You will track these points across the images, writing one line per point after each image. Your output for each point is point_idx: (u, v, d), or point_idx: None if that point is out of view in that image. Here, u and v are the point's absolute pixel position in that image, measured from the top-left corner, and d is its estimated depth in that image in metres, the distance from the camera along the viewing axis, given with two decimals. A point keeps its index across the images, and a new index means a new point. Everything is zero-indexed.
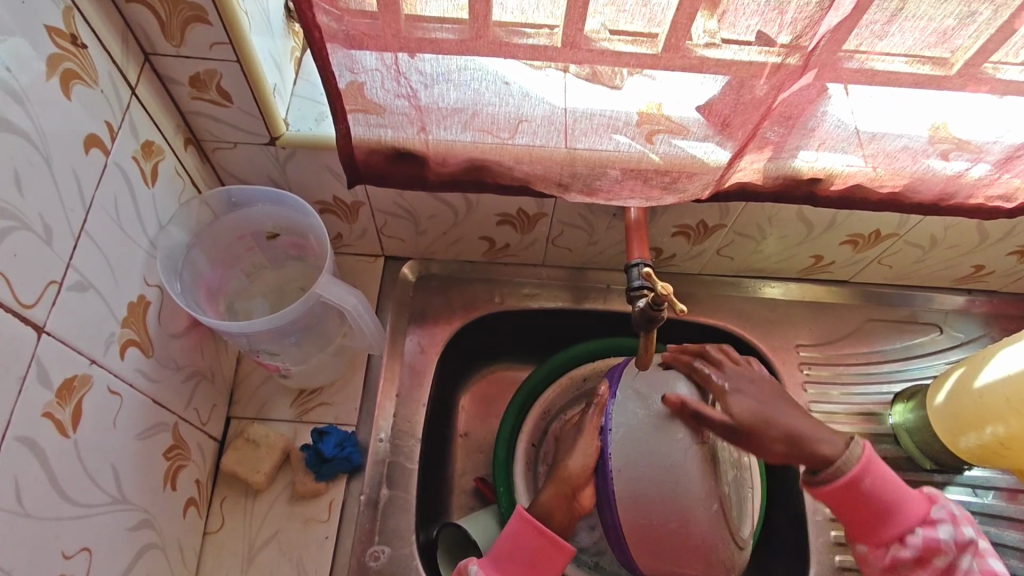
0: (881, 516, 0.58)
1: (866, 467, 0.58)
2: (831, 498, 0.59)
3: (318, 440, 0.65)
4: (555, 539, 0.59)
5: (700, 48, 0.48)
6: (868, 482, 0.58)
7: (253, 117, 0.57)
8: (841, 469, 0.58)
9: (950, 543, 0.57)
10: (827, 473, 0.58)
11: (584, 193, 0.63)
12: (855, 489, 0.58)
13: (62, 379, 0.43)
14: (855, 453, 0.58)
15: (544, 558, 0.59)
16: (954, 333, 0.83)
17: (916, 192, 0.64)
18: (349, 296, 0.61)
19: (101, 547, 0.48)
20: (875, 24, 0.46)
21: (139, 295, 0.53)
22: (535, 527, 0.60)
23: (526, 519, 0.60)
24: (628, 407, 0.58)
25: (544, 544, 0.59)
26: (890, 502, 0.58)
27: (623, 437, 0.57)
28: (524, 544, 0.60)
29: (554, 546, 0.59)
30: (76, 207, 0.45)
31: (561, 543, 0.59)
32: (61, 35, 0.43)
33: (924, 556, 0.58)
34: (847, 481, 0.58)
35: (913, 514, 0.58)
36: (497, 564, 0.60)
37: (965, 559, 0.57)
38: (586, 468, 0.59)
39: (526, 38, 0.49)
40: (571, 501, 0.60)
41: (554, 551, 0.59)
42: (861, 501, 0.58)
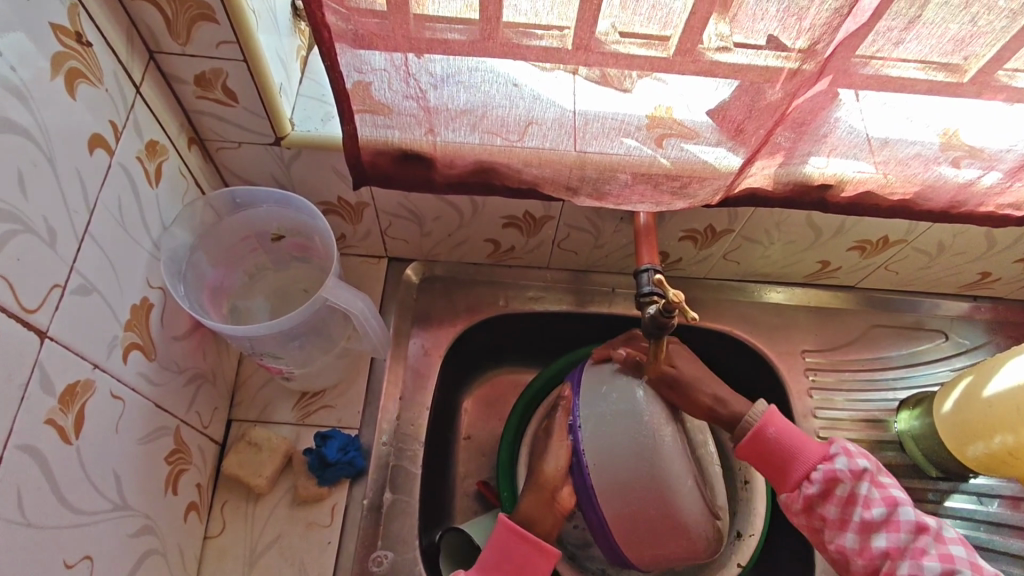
0: (786, 460, 0.58)
1: (768, 416, 0.59)
2: (743, 454, 0.60)
3: (321, 444, 0.64)
4: (540, 544, 0.57)
5: (711, 52, 0.48)
6: (772, 429, 0.59)
7: (259, 117, 0.56)
8: (746, 423, 0.60)
9: (846, 471, 0.57)
10: (738, 431, 0.61)
11: (593, 196, 0.62)
12: (759, 438, 0.59)
13: (65, 385, 0.43)
14: (758, 407, 0.60)
15: (531, 566, 0.57)
16: (959, 340, 0.83)
17: (927, 200, 0.63)
18: (356, 301, 0.61)
19: (102, 554, 0.47)
20: (892, 31, 0.46)
21: (142, 297, 0.52)
22: (518, 534, 0.57)
23: (509, 527, 0.58)
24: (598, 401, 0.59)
25: (530, 552, 0.57)
26: (795, 445, 0.58)
27: (595, 429, 0.57)
28: (507, 552, 0.57)
29: (540, 551, 0.57)
30: (80, 208, 0.44)
31: (546, 548, 0.57)
32: (65, 33, 0.42)
33: (829, 489, 0.57)
34: (752, 432, 0.59)
35: (814, 452, 0.58)
36: None
37: (863, 487, 0.56)
38: (562, 466, 0.60)
39: (537, 40, 0.48)
40: (554, 502, 0.60)
41: (541, 556, 0.57)
42: (767, 448, 0.59)
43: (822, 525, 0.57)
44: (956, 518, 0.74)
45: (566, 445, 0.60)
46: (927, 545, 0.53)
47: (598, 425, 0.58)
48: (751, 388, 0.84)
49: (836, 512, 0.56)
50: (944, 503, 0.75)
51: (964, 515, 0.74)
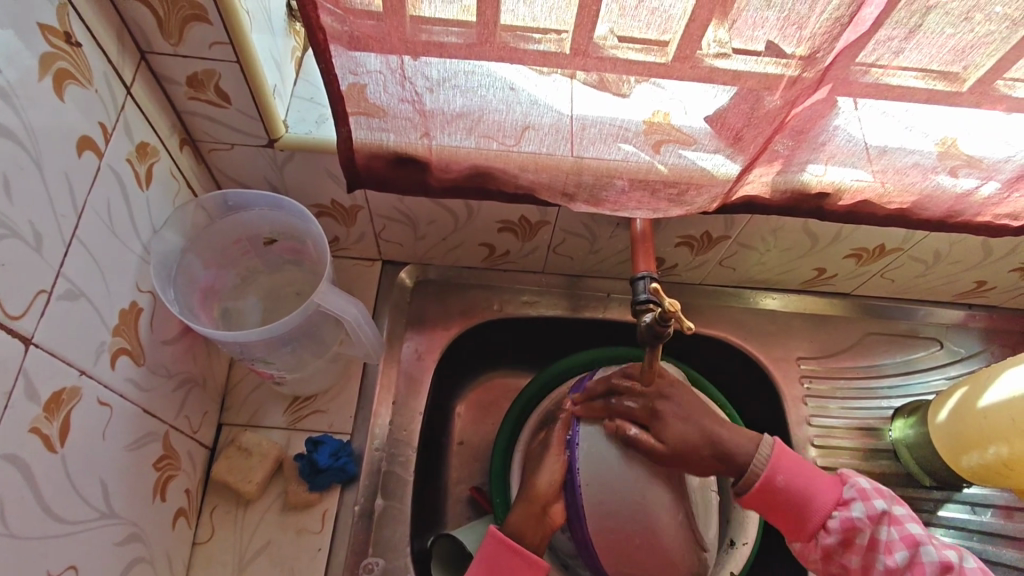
0: (801, 510, 0.56)
1: (775, 463, 0.56)
2: (753, 504, 0.57)
3: (313, 450, 0.64)
4: (531, 559, 0.57)
5: (710, 58, 0.47)
6: (782, 477, 0.56)
7: (252, 118, 0.55)
8: (752, 472, 0.57)
9: (865, 519, 0.55)
10: (742, 480, 0.57)
11: (590, 203, 0.62)
12: (769, 487, 0.56)
13: (50, 393, 0.42)
14: (763, 451, 0.57)
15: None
16: (953, 348, 0.83)
17: (924, 209, 0.63)
18: (350, 307, 0.60)
19: (88, 563, 0.46)
20: (893, 40, 0.45)
21: (131, 302, 0.51)
22: (510, 548, 0.57)
23: (500, 540, 0.57)
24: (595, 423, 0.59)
25: (519, 566, 0.56)
26: (807, 492, 0.56)
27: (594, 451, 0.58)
28: (497, 567, 0.56)
29: (530, 565, 0.57)
30: (68, 213, 0.43)
31: (537, 562, 0.57)
32: (54, 33, 0.41)
33: (848, 538, 0.55)
34: (761, 482, 0.56)
35: (827, 499, 0.56)
36: None
37: (883, 531, 0.55)
38: (555, 482, 0.60)
39: (535, 44, 0.47)
40: (544, 516, 0.59)
41: (531, 572, 0.57)
42: (779, 499, 0.56)
43: (842, 572, 0.56)
44: (949, 527, 0.74)
45: (561, 459, 0.60)
46: None
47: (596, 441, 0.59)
48: (746, 395, 0.84)
49: (858, 562, 0.55)
50: (937, 512, 0.75)
51: (958, 525, 0.74)
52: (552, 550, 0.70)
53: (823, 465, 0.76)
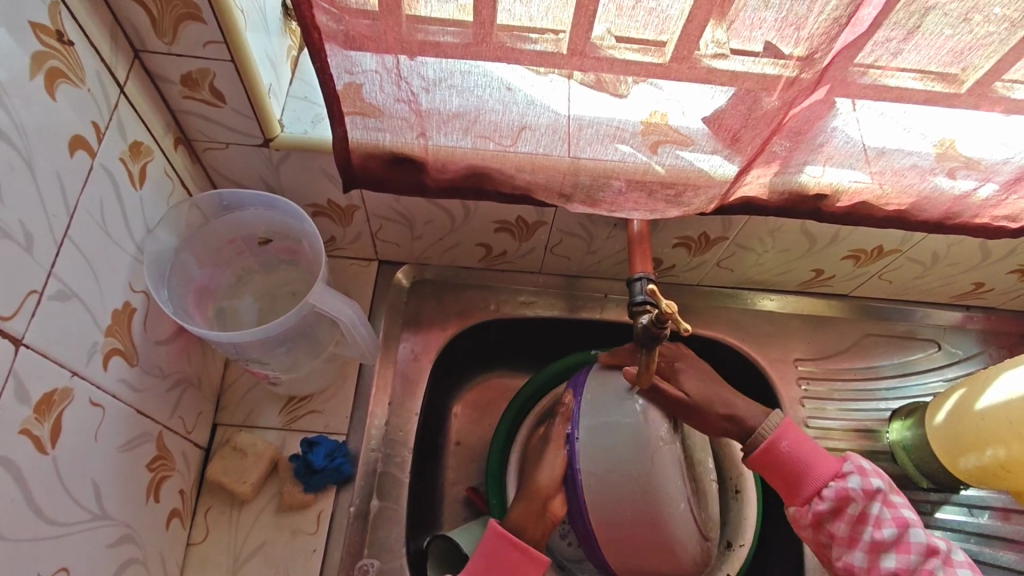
0: (799, 476, 0.57)
1: (782, 429, 0.58)
2: (756, 465, 0.58)
3: (308, 451, 0.64)
4: (531, 553, 0.56)
5: (708, 58, 0.47)
6: (786, 443, 0.57)
7: (248, 118, 0.55)
8: (759, 436, 0.58)
9: (860, 491, 0.55)
10: (750, 441, 0.59)
11: (587, 204, 0.62)
12: (771, 450, 0.57)
13: (41, 394, 0.42)
14: (773, 419, 0.58)
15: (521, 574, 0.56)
16: (951, 350, 0.82)
17: (922, 210, 0.63)
18: (344, 307, 0.60)
19: (80, 565, 0.46)
20: (891, 41, 0.45)
21: (124, 302, 0.51)
22: (510, 541, 0.56)
23: (499, 534, 0.57)
24: (597, 417, 0.59)
25: (519, 560, 0.56)
26: (807, 460, 0.57)
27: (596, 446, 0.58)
28: (497, 560, 0.56)
29: (530, 560, 0.56)
30: (60, 212, 0.43)
31: (537, 556, 0.56)
32: (45, 32, 0.41)
33: (840, 507, 0.56)
34: (766, 445, 0.58)
35: (826, 469, 0.57)
36: None
37: (875, 506, 0.55)
38: (556, 477, 0.60)
39: (532, 44, 0.47)
40: (544, 513, 0.59)
41: (531, 567, 0.56)
42: (780, 462, 0.57)
43: (829, 541, 0.57)
44: (946, 529, 0.74)
45: (561, 455, 0.61)
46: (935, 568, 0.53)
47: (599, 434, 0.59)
48: (743, 396, 0.83)
49: (845, 530, 0.55)
50: (934, 514, 0.75)
51: (955, 527, 0.74)
52: (548, 551, 0.70)
53: None
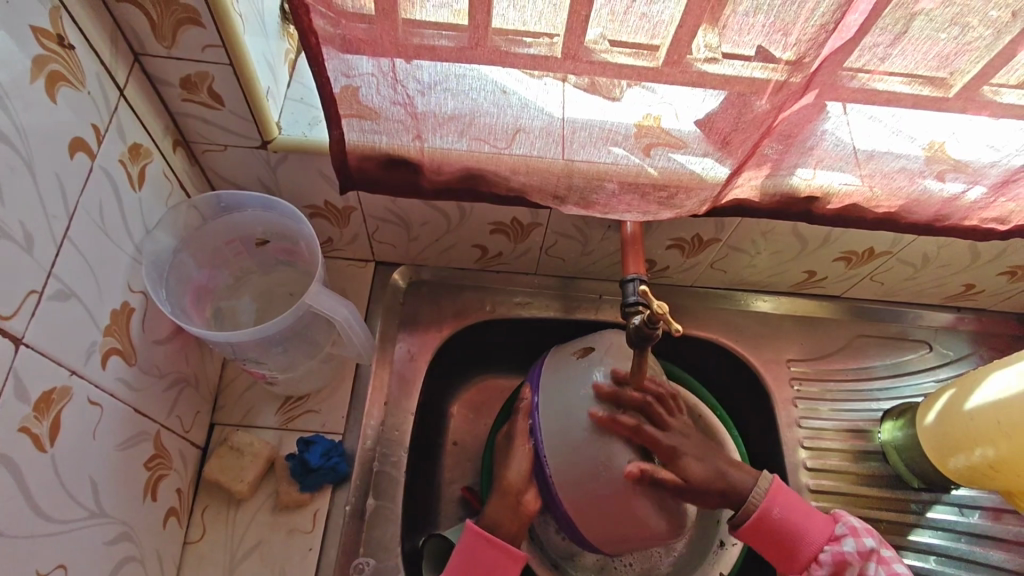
0: (794, 542, 0.59)
1: (772, 498, 0.59)
2: (749, 534, 0.60)
3: (304, 449, 0.64)
4: (508, 548, 0.58)
5: (700, 62, 0.48)
6: (777, 510, 0.59)
7: (245, 120, 0.55)
8: (751, 503, 0.59)
9: (855, 554, 0.58)
10: (742, 510, 0.60)
11: (580, 206, 0.62)
12: (765, 518, 0.59)
13: (40, 393, 0.42)
14: (763, 484, 0.60)
15: (499, 569, 0.58)
16: (943, 351, 0.83)
17: (913, 212, 0.64)
18: (340, 308, 0.61)
19: (78, 562, 0.47)
20: (878, 46, 0.46)
21: (123, 302, 0.51)
22: (486, 539, 0.58)
23: (476, 532, 0.58)
24: (558, 402, 0.59)
25: (499, 556, 0.58)
26: (800, 526, 0.59)
27: (552, 429, 0.58)
28: (476, 559, 0.58)
29: (508, 555, 0.58)
30: (60, 214, 0.44)
31: (514, 551, 0.58)
32: (47, 36, 0.42)
33: (838, 572, 0.58)
34: (760, 512, 0.59)
35: (819, 532, 0.59)
36: None
37: (871, 567, 0.58)
38: (525, 471, 0.60)
39: (526, 47, 0.48)
40: (518, 506, 0.60)
41: (510, 561, 0.58)
42: (773, 531, 0.59)
43: None
44: (936, 529, 0.75)
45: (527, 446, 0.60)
46: None
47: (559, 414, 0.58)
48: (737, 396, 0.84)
49: None
50: (925, 514, 0.76)
51: (946, 526, 0.75)
52: (543, 549, 0.70)
53: (813, 466, 0.77)
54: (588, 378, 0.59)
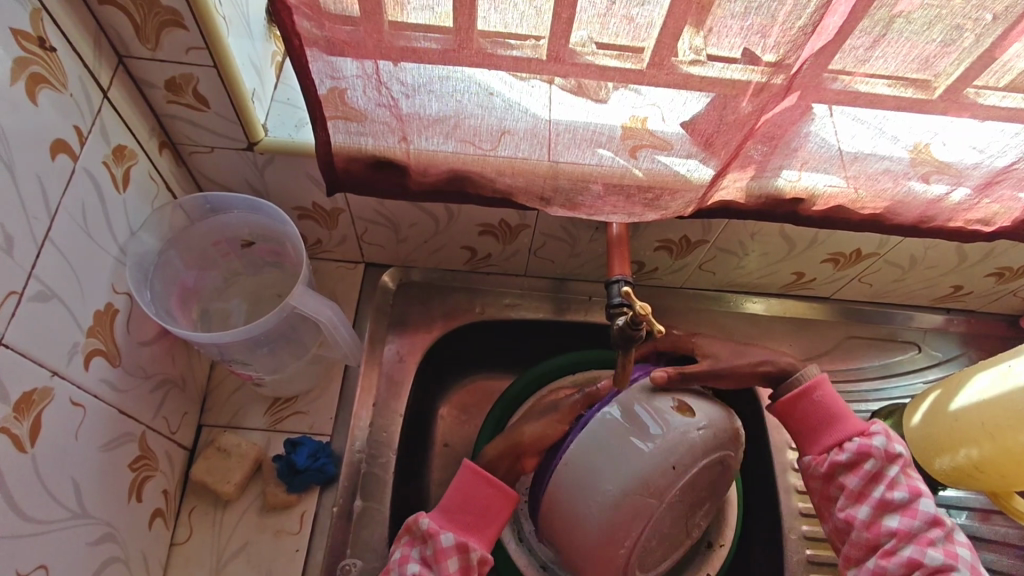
0: (825, 423, 0.61)
1: (817, 379, 0.62)
2: (787, 409, 0.63)
3: (291, 451, 0.64)
4: (504, 489, 0.58)
5: (685, 64, 0.48)
6: (818, 393, 0.62)
7: (232, 123, 0.56)
8: (795, 381, 0.63)
9: (882, 451, 0.58)
10: (784, 386, 0.63)
11: (566, 207, 0.62)
12: (804, 395, 0.62)
13: (21, 394, 0.43)
14: (809, 370, 0.63)
15: (494, 509, 0.58)
16: (932, 352, 0.83)
17: (897, 214, 0.64)
18: (324, 308, 0.61)
19: (60, 562, 0.47)
20: (858, 49, 0.46)
21: (106, 303, 0.52)
22: (484, 478, 0.59)
23: (475, 472, 0.59)
24: (613, 435, 0.55)
25: (494, 495, 0.58)
26: (835, 411, 0.61)
27: (587, 453, 0.56)
28: (473, 495, 0.59)
29: (503, 496, 0.58)
30: (40, 215, 0.44)
31: (509, 492, 0.58)
32: (27, 39, 0.42)
33: (858, 462, 0.58)
34: (801, 389, 0.62)
35: (852, 425, 0.60)
36: (447, 517, 0.58)
37: (892, 469, 0.58)
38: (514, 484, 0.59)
39: (511, 49, 0.48)
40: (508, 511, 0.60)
41: (506, 503, 0.58)
42: (809, 409, 0.62)
43: (837, 494, 0.59)
44: None
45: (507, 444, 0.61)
46: (936, 538, 0.55)
47: (610, 449, 0.55)
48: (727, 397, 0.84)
49: (857, 485, 0.58)
50: None
51: None
52: (531, 551, 0.70)
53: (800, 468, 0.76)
54: (661, 427, 0.55)
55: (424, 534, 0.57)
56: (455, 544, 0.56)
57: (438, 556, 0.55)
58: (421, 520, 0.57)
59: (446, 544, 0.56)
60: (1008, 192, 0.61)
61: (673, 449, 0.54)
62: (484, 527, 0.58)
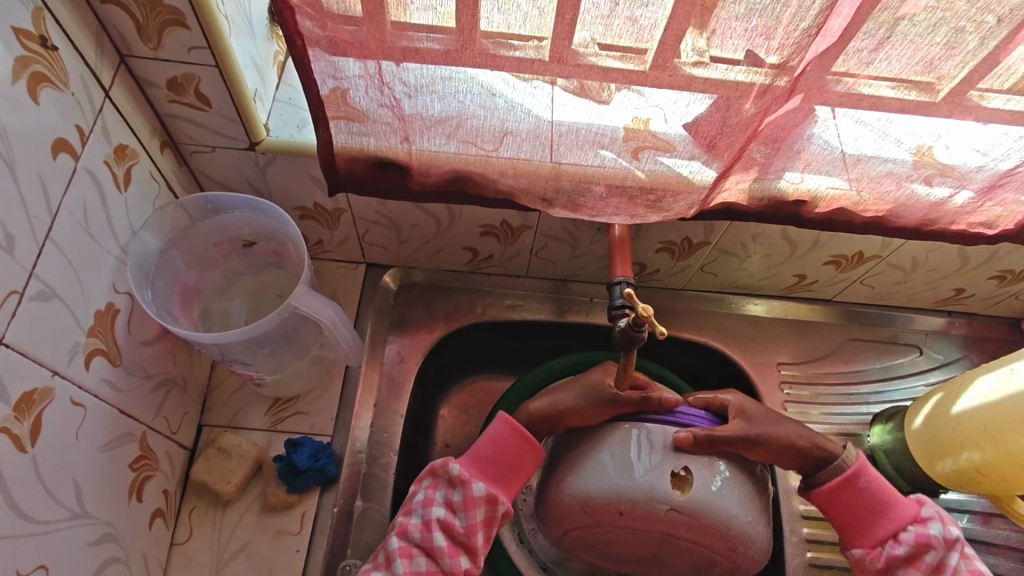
0: (875, 513, 0.59)
1: (862, 465, 0.60)
2: (829, 498, 0.61)
3: (291, 451, 0.64)
4: (534, 444, 0.60)
5: (688, 66, 0.48)
6: (865, 481, 0.60)
7: (234, 122, 0.56)
8: (838, 465, 0.61)
9: (940, 539, 0.58)
10: (824, 472, 0.61)
11: (568, 208, 0.62)
12: (850, 485, 0.60)
13: (22, 393, 0.43)
14: (853, 453, 0.61)
15: (522, 464, 0.60)
16: (934, 355, 0.83)
17: (900, 217, 0.64)
18: (325, 309, 0.61)
19: (60, 562, 0.47)
20: (862, 51, 0.46)
21: (107, 303, 0.51)
22: (519, 434, 0.60)
23: (511, 426, 0.61)
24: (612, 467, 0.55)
25: (524, 451, 0.60)
26: (886, 500, 0.60)
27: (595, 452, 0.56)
28: (505, 448, 0.60)
29: (532, 452, 0.60)
30: (41, 214, 0.44)
31: (536, 448, 0.60)
32: (29, 37, 0.42)
33: (917, 553, 0.58)
34: (846, 476, 0.60)
35: (905, 513, 0.59)
36: (477, 466, 0.60)
37: (952, 556, 0.58)
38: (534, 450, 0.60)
39: (514, 50, 0.48)
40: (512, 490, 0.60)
41: (533, 459, 0.60)
42: (858, 499, 0.60)
43: None
44: None
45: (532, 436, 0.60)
46: None
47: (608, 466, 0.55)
48: None
49: None
50: None
51: None
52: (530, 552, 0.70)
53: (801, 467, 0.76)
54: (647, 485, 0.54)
55: (453, 480, 0.59)
56: (484, 495, 0.58)
57: (467, 504, 0.57)
58: (450, 466, 0.59)
59: (475, 493, 0.58)
60: (1011, 194, 0.61)
61: (639, 506, 0.54)
62: (511, 480, 0.60)
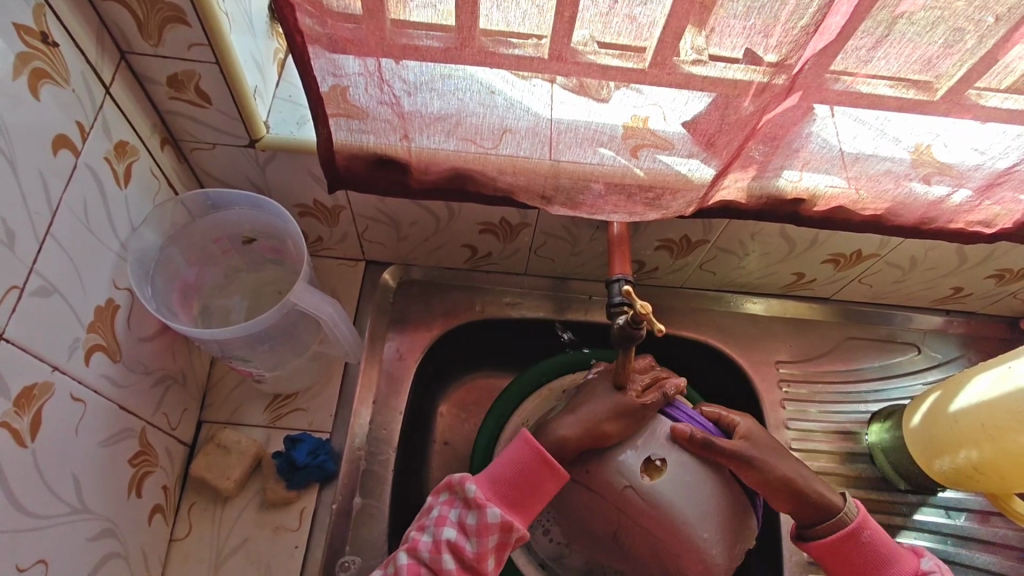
0: (877, 567, 0.59)
1: (864, 519, 0.60)
2: (827, 551, 0.60)
3: (291, 447, 0.64)
4: (555, 468, 0.59)
5: (687, 64, 0.48)
6: (868, 535, 0.60)
7: (234, 119, 0.56)
8: (839, 520, 0.60)
9: None
10: (823, 526, 0.60)
11: (567, 206, 0.62)
12: (852, 540, 0.59)
13: (22, 388, 0.43)
14: (854, 506, 0.61)
15: (544, 487, 0.60)
16: (932, 354, 0.83)
17: (898, 215, 0.64)
18: (325, 305, 0.61)
19: (60, 557, 0.47)
20: (861, 49, 0.46)
21: (107, 298, 0.52)
22: (540, 458, 0.59)
23: (533, 448, 0.60)
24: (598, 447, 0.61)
25: (545, 475, 0.59)
26: (888, 555, 0.59)
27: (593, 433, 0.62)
28: (525, 470, 0.60)
29: (555, 476, 0.59)
30: (41, 210, 0.44)
31: (560, 472, 0.59)
32: (30, 33, 0.42)
33: None
34: (848, 532, 0.59)
35: (906, 566, 0.59)
36: (492, 488, 0.60)
37: None
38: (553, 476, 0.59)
39: (514, 48, 0.48)
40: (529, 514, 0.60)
41: (554, 482, 0.60)
42: (859, 553, 0.59)
43: None
44: (925, 531, 0.75)
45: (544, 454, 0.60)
46: None
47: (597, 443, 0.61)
48: (726, 397, 0.84)
49: None
50: (913, 516, 0.76)
51: (931, 528, 0.75)
52: (529, 549, 0.70)
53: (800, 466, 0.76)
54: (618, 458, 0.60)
55: (470, 501, 0.59)
56: (498, 521, 0.58)
57: (480, 530, 0.57)
58: (467, 485, 0.59)
59: (491, 519, 0.58)
60: (1009, 193, 0.61)
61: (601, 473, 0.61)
62: (531, 504, 0.60)
